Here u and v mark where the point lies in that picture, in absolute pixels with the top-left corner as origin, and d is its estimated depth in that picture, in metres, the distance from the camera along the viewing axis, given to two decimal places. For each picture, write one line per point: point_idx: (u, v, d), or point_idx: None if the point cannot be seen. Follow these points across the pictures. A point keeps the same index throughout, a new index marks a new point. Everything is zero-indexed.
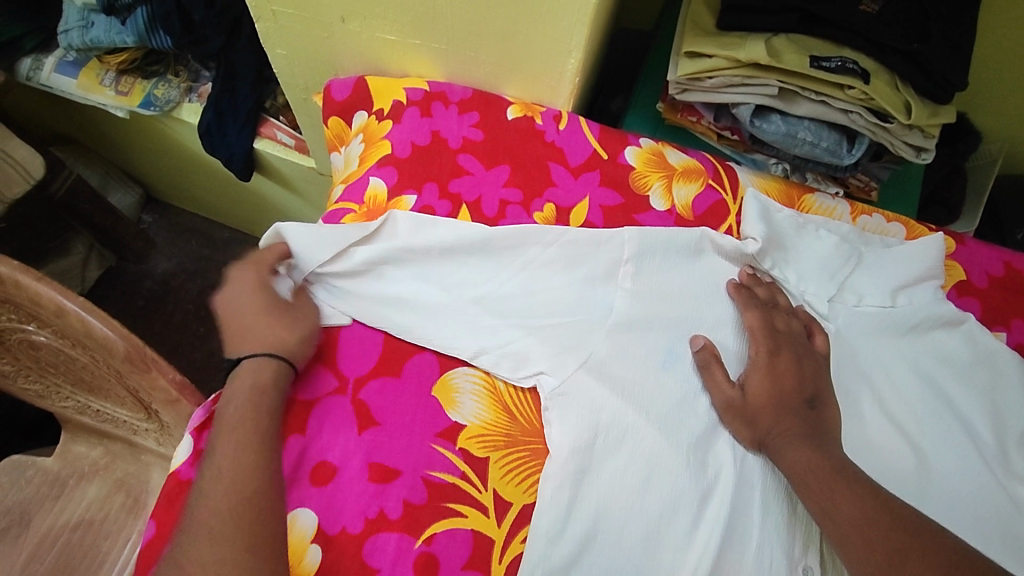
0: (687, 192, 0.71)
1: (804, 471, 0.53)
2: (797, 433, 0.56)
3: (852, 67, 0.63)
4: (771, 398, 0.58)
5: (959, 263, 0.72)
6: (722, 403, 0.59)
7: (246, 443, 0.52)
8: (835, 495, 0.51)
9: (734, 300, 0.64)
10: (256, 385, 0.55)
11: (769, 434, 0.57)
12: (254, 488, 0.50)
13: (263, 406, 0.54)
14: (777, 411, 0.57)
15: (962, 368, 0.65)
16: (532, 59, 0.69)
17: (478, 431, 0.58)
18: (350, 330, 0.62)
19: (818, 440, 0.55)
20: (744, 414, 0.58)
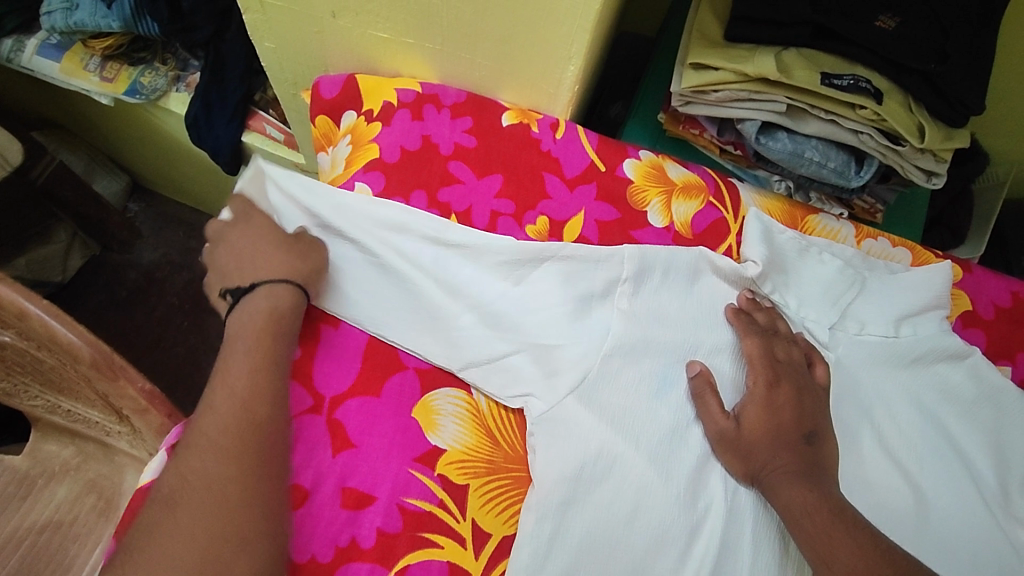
0: (687, 209, 0.68)
1: (799, 512, 0.50)
2: (794, 469, 0.53)
3: (864, 87, 0.60)
4: (768, 432, 0.56)
5: (965, 293, 0.69)
6: (714, 434, 0.56)
7: (257, 368, 0.51)
8: (832, 540, 0.48)
9: (733, 326, 0.62)
10: (270, 311, 0.55)
11: (764, 469, 0.54)
12: (262, 413, 0.49)
13: (278, 333, 0.54)
14: (775, 444, 0.55)
15: (966, 404, 0.62)
16: (531, 64, 0.66)
17: (459, 456, 0.55)
18: (328, 347, 0.59)
19: (815, 479, 0.53)
20: (739, 447, 0.55)
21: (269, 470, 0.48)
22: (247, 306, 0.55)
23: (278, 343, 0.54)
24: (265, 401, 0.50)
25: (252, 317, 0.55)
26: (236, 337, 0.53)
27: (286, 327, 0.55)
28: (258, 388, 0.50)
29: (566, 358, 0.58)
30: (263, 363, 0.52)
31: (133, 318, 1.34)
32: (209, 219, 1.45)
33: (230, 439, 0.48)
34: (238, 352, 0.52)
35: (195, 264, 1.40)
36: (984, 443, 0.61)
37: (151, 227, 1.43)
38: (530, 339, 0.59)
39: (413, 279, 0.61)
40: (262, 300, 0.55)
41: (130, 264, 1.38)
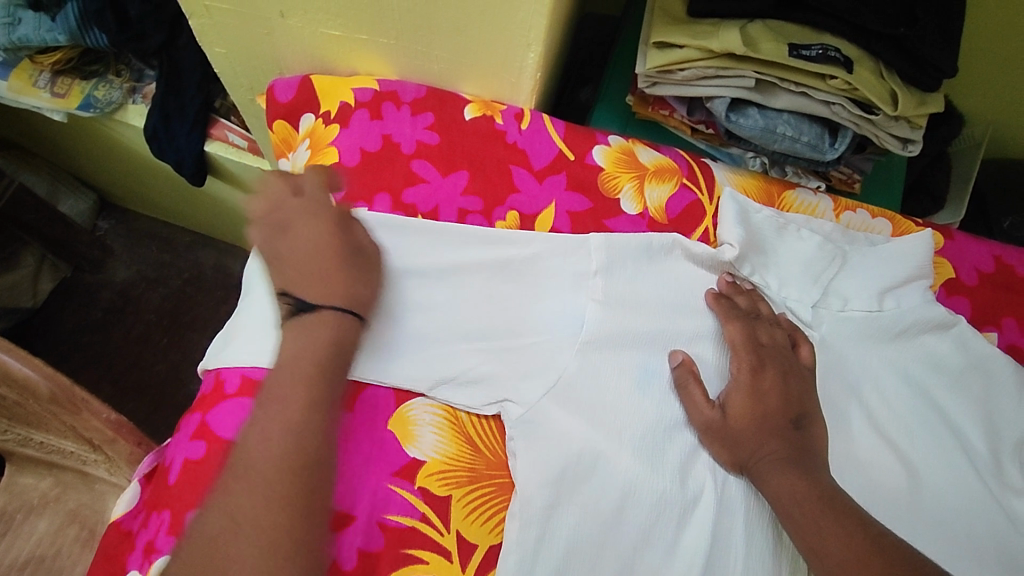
0: (660, 193, 0.66)
1: (788, 500, 0.50)
2: (783, 456, 0.52)
3: (835, 56, 0.58)
4: (754, 419, 0.54)
5: (947, 260, 0.67)
6: (701, 425, 0.55)
7: (302, 403, 0.48)
8: (822, 530, 0.48)
9: (714, 311, 0.60)
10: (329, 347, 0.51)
11: (756, 459, 0.53)
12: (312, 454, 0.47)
13: (335, 367, 0.51)
14: (764, 433, 0.54)
15: (953, 375, 0.61)
16: (488, 54, 0.63)
17: (440, 466, 0.53)
18: None
19: (805, 464, 0.52)
20: (726, 437, 0.54)
21: (309, 521, 0.45)
22: (307, 330, 0.52)
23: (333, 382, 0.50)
24: (304, 445, 0.47)
25: (309, 344, 0.51)
26: (281, 365, 0.50)
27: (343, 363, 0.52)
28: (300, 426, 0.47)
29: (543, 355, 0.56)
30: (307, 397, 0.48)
31: (110, 339, 1.30)
32: (181, 232, 1.41)
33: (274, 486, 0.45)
34: (295, 373, 0.49)
35: (170, 278, 1.36)
36: (973, 414, 0.60)
37: (122, 244, 1.39)
38: (497, 344, 0.57)
39: None
40: (308, 331, 0.51)
41: (104, 283, 1.35)
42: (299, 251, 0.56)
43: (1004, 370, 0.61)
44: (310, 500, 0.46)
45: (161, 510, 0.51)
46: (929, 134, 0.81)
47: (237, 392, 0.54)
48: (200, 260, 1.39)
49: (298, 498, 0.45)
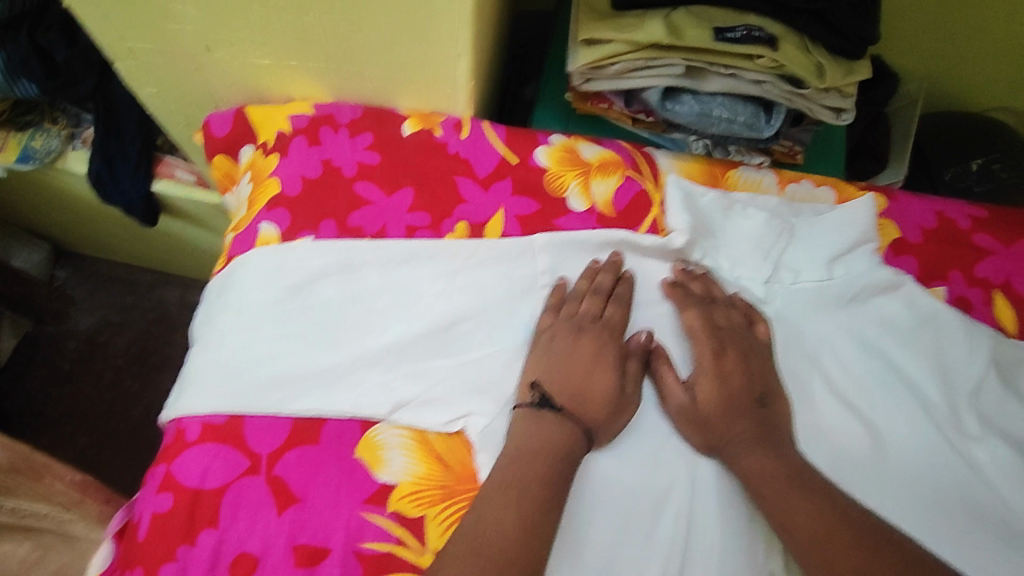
0: (606, 187, 0.66)
1: (756, 479, 0.53)
2: (751, 435, 0.55)
3: (759, 35, 0.57)
4: (721, 403, 0.57)
5: (891, 221, 0.67)
6: (676, 408, 0.57)
7: (535, 498, 0.50)
8: (790, 506, 0.51)
9: (671, 300, 0.62)
10: (539, 435, 0.53)
11: (725, 438, 0.55)
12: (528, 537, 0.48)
13: (557, 441, 0.53)
14: (734, 417, 0.56)
15: (906, 333, 0.62)
16: (418, 67, 0.63)
17: (412, 488, 0.53)
18: (256, 416, 0.54)
19: (771, 442, 0.55)
20: (698, 419, 0.56)
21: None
22: (541, 419, 0.54)
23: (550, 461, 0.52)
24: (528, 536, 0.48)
25: (535, 429, 0.54)
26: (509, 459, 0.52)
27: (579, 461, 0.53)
28: (519, 528, 0.48)
29: (371, 353, 0.57)
30: (551, 487, 0.51)
31: (80, 390, 1.28)
32: (142, 272, 1.39)
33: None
34: (530, 451, 0.52)
35: (137, 320, 1.34)
36: (931, 370, 0.60)
37: (83, 292, 1.36)
38: (450, 359, 0.57)
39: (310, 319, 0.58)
40: (526, 427, 0.54)
41: (69, 333, 1.32)
42: (556, 350, 0.58)
43: (957, 319, 0.62)
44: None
45: (134, 568, 0.51)
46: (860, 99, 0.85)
47: (196, 438, 0.54)
48: (165, 299, 1.36)
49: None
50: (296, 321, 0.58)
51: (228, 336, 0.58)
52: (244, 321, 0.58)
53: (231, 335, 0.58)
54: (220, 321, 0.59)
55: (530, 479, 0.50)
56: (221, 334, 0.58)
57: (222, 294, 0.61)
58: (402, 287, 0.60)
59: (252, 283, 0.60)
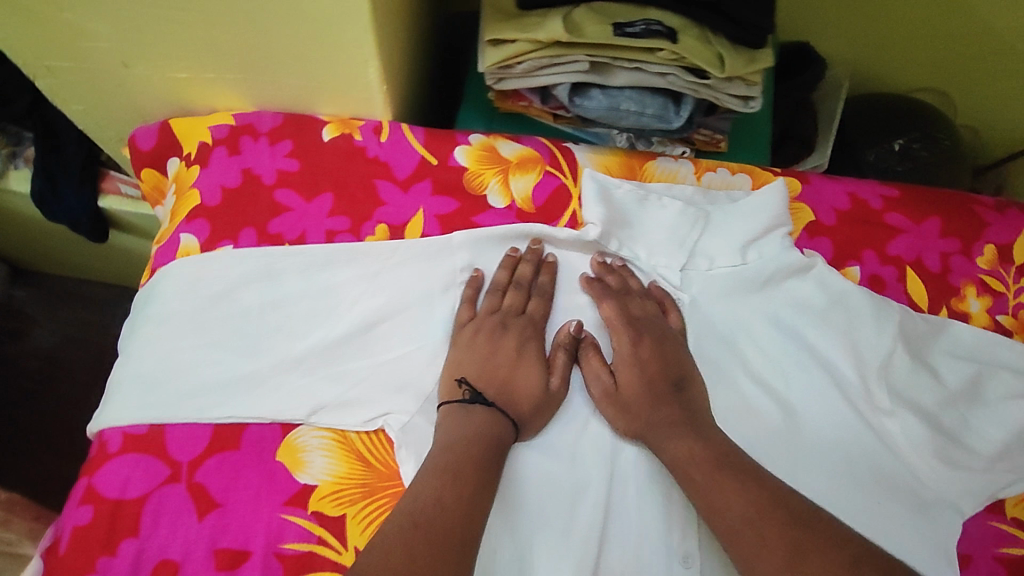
0: (525, 183, 0.67)
1: (685, 463, 0.53)
2: (678, 420, 0.56)
3: (658, 29, 0.58)
4: (643, 389, 0.58)
5: (806, 204, 0.69)
6: (599, 391, 0.58)
7: (466, 481, 0.51)
8: (722, 488, 0.51)
9: (588, 294, 0.63)
10: (467, 426, 0.54)
11: (648, 425, 0.57)
12: (456, 516, 0.49)
13: (487, 431, 0.54)
14: (656, 405, 0.57)
15: (818, 313, 0.63)
16: (331, 74, 0.64)
17: (332, 488, 0.54)
18: (176, 426, 0.55)
19: (695, 426, 0.56)
20: (619, 403, 0.58)
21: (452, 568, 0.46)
22: (470, 412, 0.55)
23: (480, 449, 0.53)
24: (461, 513, 0.49)
25: (465, 420, 0.55)
26: (442, 448, 0.53)
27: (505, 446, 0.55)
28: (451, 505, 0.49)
29: (293, 357, 0.58)
30: (479, 471, 0.52)
31: (41, 408, 1.27)
32: (100, 288, 1.38)
33: (424, 553, 0.46)
34: (458, 441, 0.53)
35: (97, 336, 1.34)
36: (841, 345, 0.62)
37: (42, 310, 1.35)
38: (370, 360, 0.59)
39: (233, 327, 0.59)
40: (455, 421, 0.55)
41: (29, 352, 1.32)
42: (479, 344, 0.59)
43: (867, 296, 0.63)
44: (448, 551, 0.47)
45: None
46: (783, 88, 0.88)
47: (118, 449, 0.55)
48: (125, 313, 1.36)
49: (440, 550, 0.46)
50: (217, 331, 0.59)
51: (150, 347, 0.59)
52: (167, 332, 0.59)
53: (153, 346, 0.59)
54: (142, 333, 0.60)
55: (465, 464, 0.52)
56: (144, 345, 0.59)
57: (145, 307, 0.61)
58: (321, 292, 0.61)
59: (173, 295, 0.60)
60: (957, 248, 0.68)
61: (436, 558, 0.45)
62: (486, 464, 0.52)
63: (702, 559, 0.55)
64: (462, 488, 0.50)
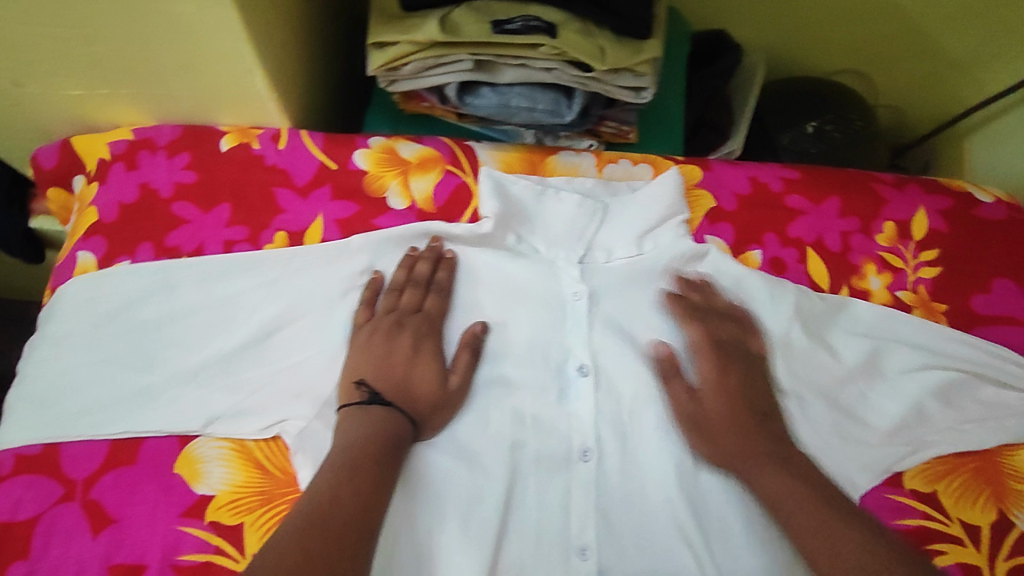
0: (426, 183, 0.67)
1: (786, 498, 0.52)
2: (766, 453, 0.55)
3: (536, 25, 0.58)
4: (727, 416, 0.58)
5: (706, 191, 0.70)
6: (680, 413, 0.59)
7: (364, 476, 0.50)
8: (800, 529, 0.51)
9: (669, 312, 0.64)
10: (363, 426, 0.53)
11: (733, 454, 0.57)
12: (355, 511, 0.47)
13: (384, 430, 0.53)
14: (808, 414, 0.58)
15: (711, 300, 0.65)
16: (221, 85, 0.63)
17: (230, 497, 0.55)
18: (72, 445, 0.56)
19: (783, 457, 0.55)
20: (698, 423, 0.58)
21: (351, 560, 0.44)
22: (366, 412, 0.54)
23: (378, 447, 0.52)
24: (359, 508, 0.48)
25: (361, 420, 0.54)
26: (339, 448, 0.52)
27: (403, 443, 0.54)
28: (348, 500, 0.48)
29: (191, 368, 0.58)
30: (378, 467, 0.51)
31: None
32: None
33: (323, 545, 0.44)
34: (355, 440, 0.52)
35: None
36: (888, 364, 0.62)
37: None
38: (267, 368, 0.59)
39: (131, 341, 0.59)
40: (351, 422, 0.54)
41: None
42: (377, 343, 0.58)
43: (756, 278, 0.65)
44: (348, 545, 0.45)
45: None
46: (705, 71, 0.90)
47: (13, 471, 0.55)
48: None
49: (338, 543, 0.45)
50: (115, 346, 0.59)
51: (48, 366, 0.59)
52: (64, 351, 0.59)
53: (52, 364, 0.59)
54: (39, 352, 0.60)
55: (364, 460, 0.50)
56: (41, 365, 0.59)
57: (43, 327, 0.61)
58: (218, 303, 0.61)
59: (70, 314, 0.60)
60: (857, 226, 0.69)
61: (334, 552, 0.44)
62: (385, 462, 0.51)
63: (602, 548, 0.56)
64: (361, 482, 0.49)
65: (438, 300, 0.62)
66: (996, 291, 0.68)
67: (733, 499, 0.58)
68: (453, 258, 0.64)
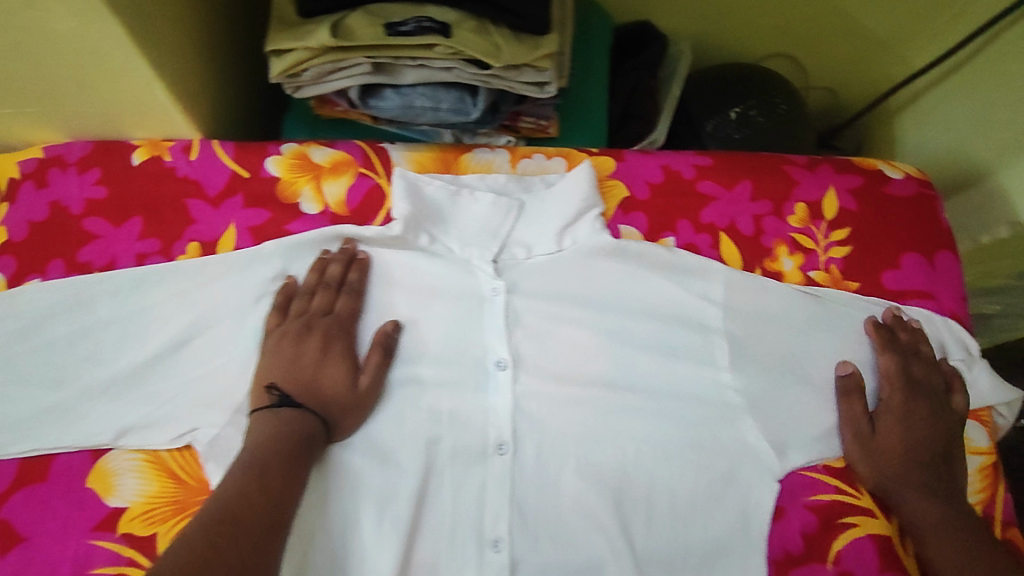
0: (338, 188, 0.68)
1: (939, 526, 0.57)
2: (925, 484, 0.59)
3: (429, 25, 0.59)
4: (905, 445, 0.60)
5: (619, 181, 0.70)
6: (854, 435, 0.61)
7: (274, 473, 0.50)
8: (949, 555, 0.56)
9: (872, 341, 0.65)
10: (273, 428, 0.54)
11: (890, 477, 0.60)
12: (266, 506, 0.48)
13: (294, 430, 0.54)
14: (909, 462, 0.60)
15: (626, 291, 0.65)
16: (125, 99, 0.63)
17: (143, 508, 0.56)
18: None
19: (946, 494, 0.59)
20: (873, 449, 0.60)
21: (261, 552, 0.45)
22: (276, 415, 0.55)
23: (288, 446, 0.53)
24: (268, 503, 0.48)
25: (271, 421, 0.54)
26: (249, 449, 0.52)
27: (313, 441, 0.55)
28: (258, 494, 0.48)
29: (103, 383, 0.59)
30: (288, 464, 0.51)
31: None
32: None
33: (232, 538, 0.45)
34: (265, 440, 0.53)
35: None
36: (959, 415, 0.63)
37: None
38: (180, 378, 0.59)
39: (42, 359, 0.60)
40: (261, 424, 0.54)
41: None
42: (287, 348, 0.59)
43: (660, 268, 0.66)
44: (258, 537, 0.46)
45: None
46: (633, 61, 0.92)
47: None
48: None
49: (248, 535, 0.45)
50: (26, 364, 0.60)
51: None
52: None
53: None
54: None
55: (273, 459, 0.51)
56: None
57: None
58: (129, 316, 0.61)
59: None
60: (769, 209, 0.70)
61: (243, 545, 0.45)
62: (295, 460, 0.52)
63: (516, 542, 0.57)
64: (270, 479, 0.50)
65: (350, 304, 0.62)
66: (907, 265, 0.69)
67: (650, 485, 0.59)
68: (366, 260, 0.64)
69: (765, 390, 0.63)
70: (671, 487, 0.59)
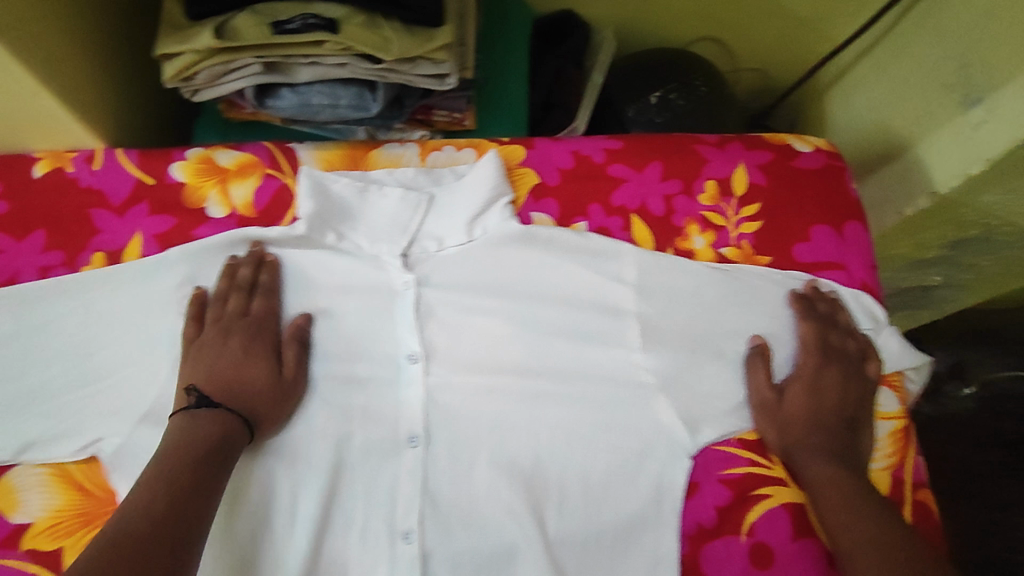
0: (245, 190, 0.67)
1: (827, 483, 0.57)
2: (827, 448, 0.59)
3: (315, 22, 0.59)
4: (809, 413, 0.61)
5: (530, 169, 0.71)
6: (757, 403, 0.62)
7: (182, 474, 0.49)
8: (845, 521, 0.54)
9: (795, 309, 0.66)
10: (186, 431, 0.52)
11: (792, 440, 0.60)
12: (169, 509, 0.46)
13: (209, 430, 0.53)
14: (808, 424, 0.61)
15: (537, 276, 0.66)
16: (18, 112, 0.62)
17: (48, 523, 0.55)
18: None
19: (846, 458, 0.59)
20: (776, 416, 0.61)
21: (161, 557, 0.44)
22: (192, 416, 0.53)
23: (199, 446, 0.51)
24: (172, 507, 0.47)
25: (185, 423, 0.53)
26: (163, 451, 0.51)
27: (231, 441, 0.54)
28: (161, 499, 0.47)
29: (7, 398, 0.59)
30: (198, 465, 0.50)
31: None
32: None
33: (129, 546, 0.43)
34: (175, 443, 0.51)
35: None
36: (872, 381, 0.64)
37: None
38: (85, 389, 0.59)
39: None
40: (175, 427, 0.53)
41: None
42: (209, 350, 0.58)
43: (570, 253, 0.66)
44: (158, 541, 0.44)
45: None
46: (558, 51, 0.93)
47: None
48: None
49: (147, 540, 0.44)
50: None
51: None
52: None
53: None
54: None
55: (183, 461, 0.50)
56: None
57: None
58: (33, 330, 0.61)
59: None
60: (679, 188, 0.71)
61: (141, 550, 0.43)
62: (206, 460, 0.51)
63: (428, 533, 0.57)
64: (177, 492, 0.48)
65: (264, 304, 0.62)
66: (816, 238, 0.70)
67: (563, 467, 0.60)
68: (277, 261, 0.64)
69: (682, 369, 0.63)
70: (585, 469, 0.60)
